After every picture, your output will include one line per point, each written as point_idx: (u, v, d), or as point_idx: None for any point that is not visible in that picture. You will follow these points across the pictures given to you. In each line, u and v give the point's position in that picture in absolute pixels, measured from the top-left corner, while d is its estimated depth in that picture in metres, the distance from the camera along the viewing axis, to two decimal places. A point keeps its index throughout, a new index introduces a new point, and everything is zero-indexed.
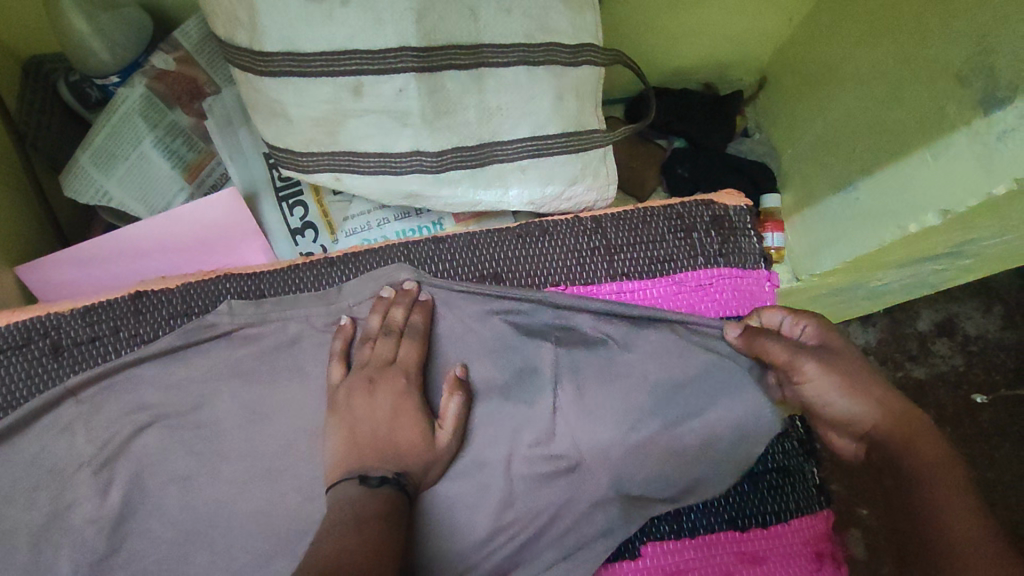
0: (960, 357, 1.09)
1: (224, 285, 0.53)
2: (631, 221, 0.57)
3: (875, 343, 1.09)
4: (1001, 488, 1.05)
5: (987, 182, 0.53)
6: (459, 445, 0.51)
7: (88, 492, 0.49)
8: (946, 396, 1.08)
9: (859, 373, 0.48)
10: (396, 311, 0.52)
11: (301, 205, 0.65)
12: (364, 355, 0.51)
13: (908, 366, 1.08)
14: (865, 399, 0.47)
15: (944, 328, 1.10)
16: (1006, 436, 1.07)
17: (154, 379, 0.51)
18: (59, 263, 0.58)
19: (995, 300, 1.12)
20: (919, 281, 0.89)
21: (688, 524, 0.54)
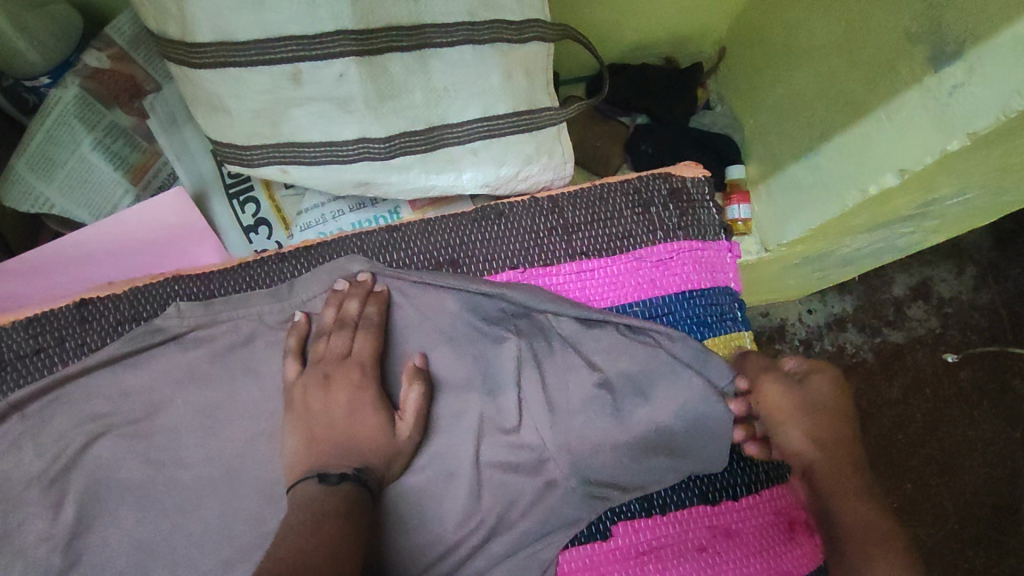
0: (936, 319, 1.10)
1: (174, 287, 0.52)
2: (587, 199, 0.56)
3: (852, 310, 1.09)
4: (981, 445, 1.06)
5: (942, 139, 0.53)
6: (422, 435, 0.50)
7: (40, 508, 0.47)
8: (924, 359, 1.09)
9: (795, 403, 0.53)
10: (350, 303, 0.51)
11: (252, 201, 0.63)
12: (319, 351, 0.50)
13: (885, 332, 1.09)
14: (803, 429, 0.53)
15: (920, 291, 1.11)
16: (983, 395, 1.08)
17: (103, 388, 0.49)
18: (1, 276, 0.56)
19: (968, 260, 1.12)
20: (888, 245, 0.89)
21: (660, 501, 0.53)
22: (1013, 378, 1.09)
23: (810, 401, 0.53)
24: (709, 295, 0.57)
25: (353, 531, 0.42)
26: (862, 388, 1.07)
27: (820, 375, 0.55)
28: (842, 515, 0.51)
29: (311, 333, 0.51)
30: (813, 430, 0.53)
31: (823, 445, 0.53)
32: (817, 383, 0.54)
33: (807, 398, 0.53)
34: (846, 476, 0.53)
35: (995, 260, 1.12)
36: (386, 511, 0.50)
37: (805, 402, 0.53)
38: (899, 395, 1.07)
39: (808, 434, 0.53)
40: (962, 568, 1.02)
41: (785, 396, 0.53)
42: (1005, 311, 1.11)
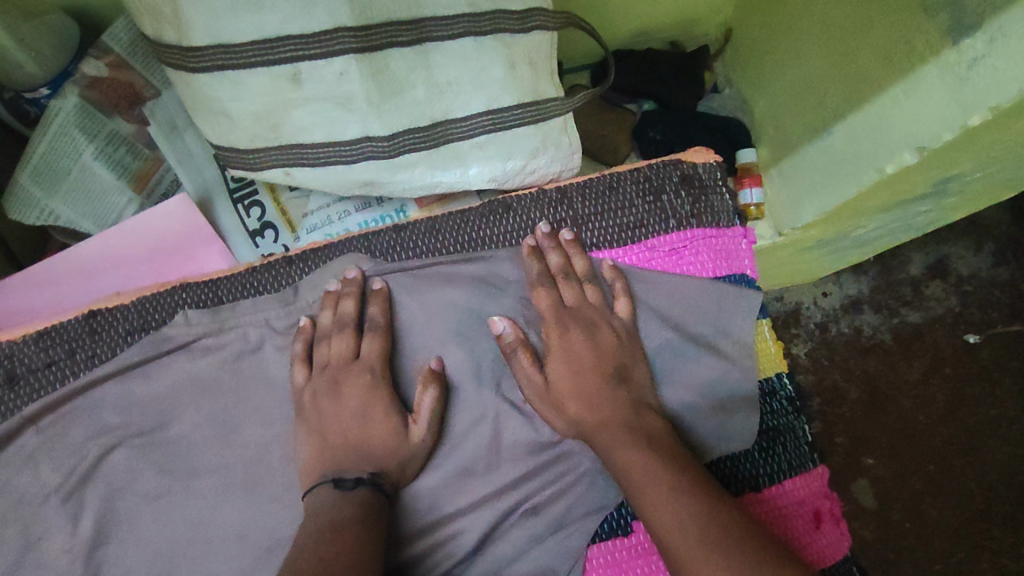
0: (955, 297, 1.08)
1: (182, 295, 0.51)
2: (597, 190, 0.55)
3: (869, 291, 1.07)
4: (1006, 424, 1.04)
5: (961, 114, 0.51)
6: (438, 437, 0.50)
7: (58, 522, 0.47)
8: (943, 338, 1.07)
9: (574, 339, 0.50)
10: (348, 303, 0.50)
11: (257, 205, 0.62)
12: (324, 355, 0.49)
13: (904, 312, 1.07)
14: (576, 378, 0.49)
15: (937, 269, 1.08)
16: (1006, 372, 1.06)
17: (117, 400, 0.49)
18: (17, 290, 0.56)
19: (986, 237, 1.10)
20: (904, 225, 0.87)
21: None
22: None
23: (570, 351, 0.50)
24: (729, 283, 0.55)
25: (372, 539, 0.42)
26: (880, 370, 1.05)
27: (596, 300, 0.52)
28: (620, 462, 0.46)
29: (317, 337, 0.50)
30: (597, 390, 0.49)
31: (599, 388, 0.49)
32: (591, 326, 0.51)
33: (573, 347, 0.50)
34: (625, 419, 0.48)
35: (1014, 235, 1.10)
36: (405, 514, 0.49)
37: (570, 354, 0.50)
38: (918, 375, 1.05)
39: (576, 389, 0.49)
40: (989, 549, 1.00)
41: (564, 346, 0.50)
42: None
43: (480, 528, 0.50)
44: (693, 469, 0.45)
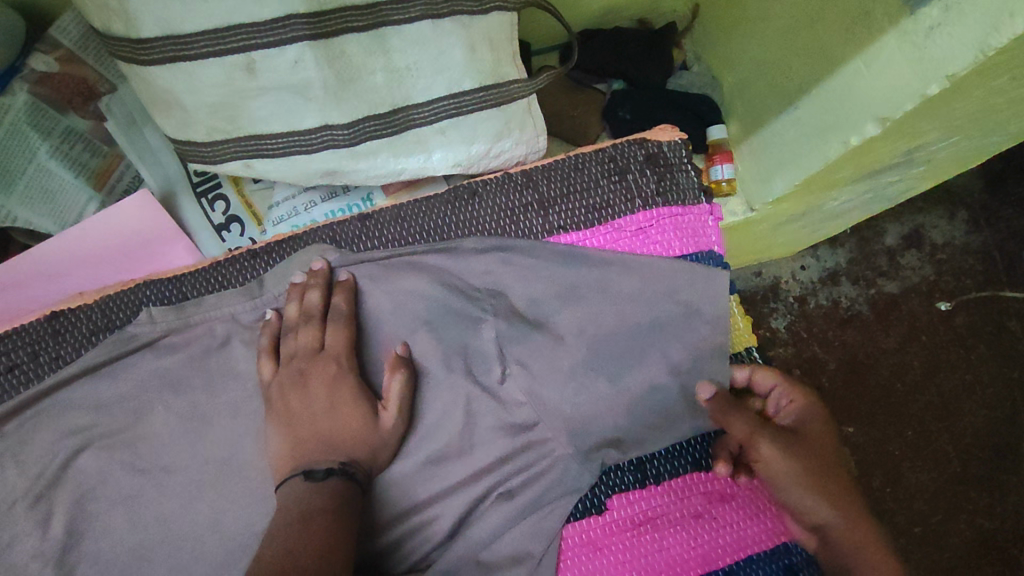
0: (930, 266, 1.09)
1: (145, 292, 0.50)
2: (562, 170, 0.54)
3: (845, 264, 1.08)
4: (981, 389, 1.07)
5: (921, 83, 0.52)
6: (409, 423, 0.50)
7: (28, 526, 0.47)
8: (919, 306, 1.08)
9: (804, 440, 0.51)
10: (312, 294, 0.49)
11: (222, 199, 0.62)
12: (290, 348, 0.49)
13: (880, 282, 1.08)
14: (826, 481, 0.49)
15: (912, 239, 1.10)
16: (980, 338, 1.08)
17: (83, 402, 0.49)
18: None
19: (959, 205, 1.11)
20: (876, 196, 0.88)
21: (652, 471, 0.53)
22: (1008, 318, 1.09)
23: (808, 448, 0.50)
24: (697, 261, 0.55)
25: (343, 527, 0.43)
26: (858, 341, 1.07)
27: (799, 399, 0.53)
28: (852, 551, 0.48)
29: (283, 331, 0.50)
30: (841, 496, 0.49)
31: (837, 494, 0.49)
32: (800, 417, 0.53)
33: (804, 449, 0.50)
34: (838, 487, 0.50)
35: (986, 203, 1.11)
36: (380, 502, 0.49)
37: (816, 454, 0.50)
38: (895, 344, 1.07)
39: (828, 496, 0.49)
40: (966, 510, 1.03)
41: (784, 460, 0.49)
42: (997, 254, 1.10)
43: (456, 513, 0.50)
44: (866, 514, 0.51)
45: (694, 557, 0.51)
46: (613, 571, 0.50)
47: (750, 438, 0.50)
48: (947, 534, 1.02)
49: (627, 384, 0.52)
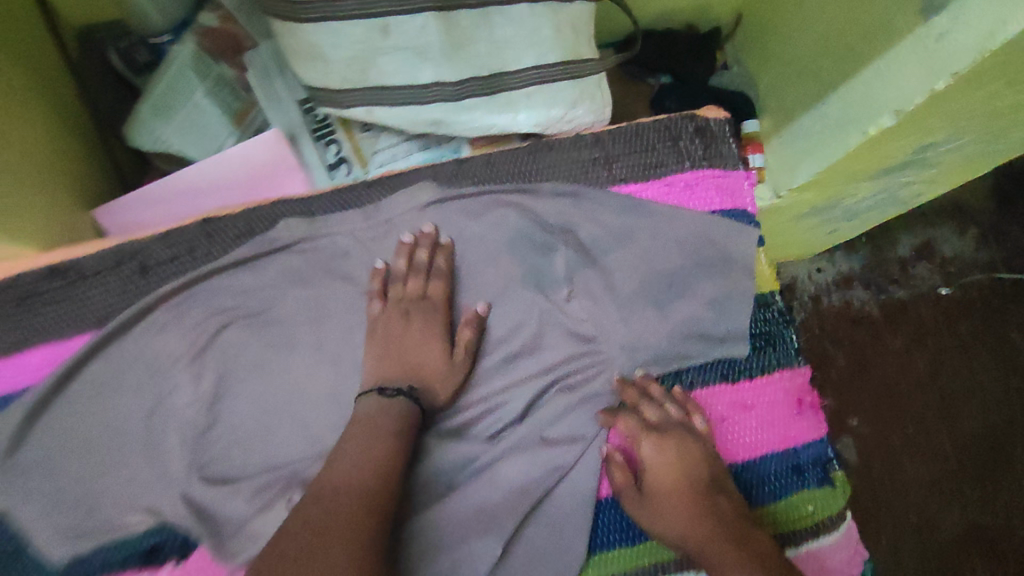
0: (938, 276, 1.20)
1: (282, 209, 0.63)
2: (625, 134, 0.66)
3: (860, 269, 1.20)
4: (980, 393, 1.16)
5: (932, 80, 0.61)
6: (469, 371, 0.60)
7: (185, 380, 0.59)
8: (926, 311, 1.19)
9: (670, 504, 0.55)
10: (420, 252, 0.61)
11: (334, 143, 0.73)
12: (399, 291, 0.60)
13: (891, 290, 1.19)
14: (704, 534, 0.53)
15: (923, 252, 1.21)
16: (982, 346, 1.18)
17: (231, 287, 0.60)
18: (129, 205, 0.69)
19: (970, 223, 1.23)
20: (889, 197, 0.99)
21: (688, 380, 0.62)
22: (1009, 331, 1.19)
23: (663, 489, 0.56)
24: (734, 216, 0.66)
25: (391, 458, 0.52)
26: (867, 338, 1.17)
27: (661, 467, 0.57)
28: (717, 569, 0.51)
29: (390, 278, 0.61)
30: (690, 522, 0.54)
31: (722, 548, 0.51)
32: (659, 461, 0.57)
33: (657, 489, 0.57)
34: (691, 519, 0.54)
35: (995, 223, 1.23)
36: (464, 386, 0.60)
37: (667, 494, 0.56)
38: (902, 346, 1.17)
39: (676, 522, 0.55)
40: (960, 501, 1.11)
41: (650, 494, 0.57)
42: (1004, 270, 1.21)
43: (524, 400, 0.60)
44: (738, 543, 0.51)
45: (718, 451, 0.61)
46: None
47: (629, 498, 0.57)
48: (943, 524, 1.10)
49: (672, 312, 0.62)
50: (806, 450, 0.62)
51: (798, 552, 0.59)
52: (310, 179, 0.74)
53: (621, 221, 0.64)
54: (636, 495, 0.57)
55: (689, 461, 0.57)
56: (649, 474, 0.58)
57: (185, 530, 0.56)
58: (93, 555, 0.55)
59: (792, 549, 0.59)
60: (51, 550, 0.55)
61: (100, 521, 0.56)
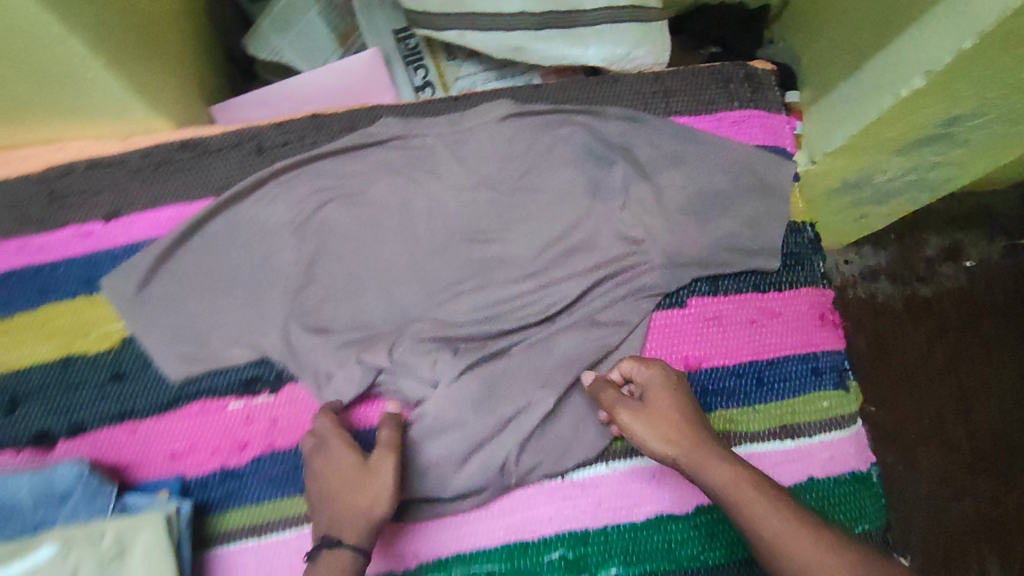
0: (963, 276, 1.26)
1: (381, 111, 0.73)
2: (682, 74, 0.76)
3: (886, 264, 1.25)
4: (998, 388, 1.20)
5: (962, 40, 0.69)
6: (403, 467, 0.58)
7: (287, 245, 0.68)
8: (950, 307, 1.24)
9: (662, 417, 0.58)
10: (322, 420, 0.60)
11: (423, 68, 0.83)
12: (321, 461, 0.58)
13: (916, 286, 1.25)
14: (691, 442, 0.57)
15: (951, 253, 1.27)
16: (1002, 345, 1.23)
17: (333, 171, 0.70)
18: (242, 105, 0.79)
19: (999, 230, 1.28)
20: (919, 179, 1.03)
21: (723, 287, 0.70)
22: None
23: (656, 411, 0.59)
24: (775, 151, 0.73)
25: None
26: (890, 328, 1.22)
27: (656, 387, 0.61)
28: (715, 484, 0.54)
29: (323, 432, 0.60)
30: (682, 438, 0.57)
31: (713, 460, 0.56)
32: (654, 390, 0.60)
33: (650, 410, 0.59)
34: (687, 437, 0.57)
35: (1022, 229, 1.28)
36: (526, 273, 0.69)
37: (661, 413, 0.59)
38: (923, 338, 1.22)
39: (668, 439, 0.57)
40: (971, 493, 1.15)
41: (641, 416, 0.59)
42: None
43: (578, 289, 0.68)
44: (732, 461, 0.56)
45: (748, 347, 0.69)
46: (686, 347, 0.68)
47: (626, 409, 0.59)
48: (950, 510, 1.14)
49: (714, 226, 0.70)
50: (824, 358, 0.70)
51: (795, 444, 0.66)
52: (395, 92, 0.82)
53: (675, 145, 0.72)
54: (630, 414, 0.59)
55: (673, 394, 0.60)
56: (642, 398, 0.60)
57: (280, 365, 0.65)
58: (201, 378, 0.65)
59: (789, 441, 0.66)
60: (168, 370, 0.64)
61: (209, 353, 0.65)
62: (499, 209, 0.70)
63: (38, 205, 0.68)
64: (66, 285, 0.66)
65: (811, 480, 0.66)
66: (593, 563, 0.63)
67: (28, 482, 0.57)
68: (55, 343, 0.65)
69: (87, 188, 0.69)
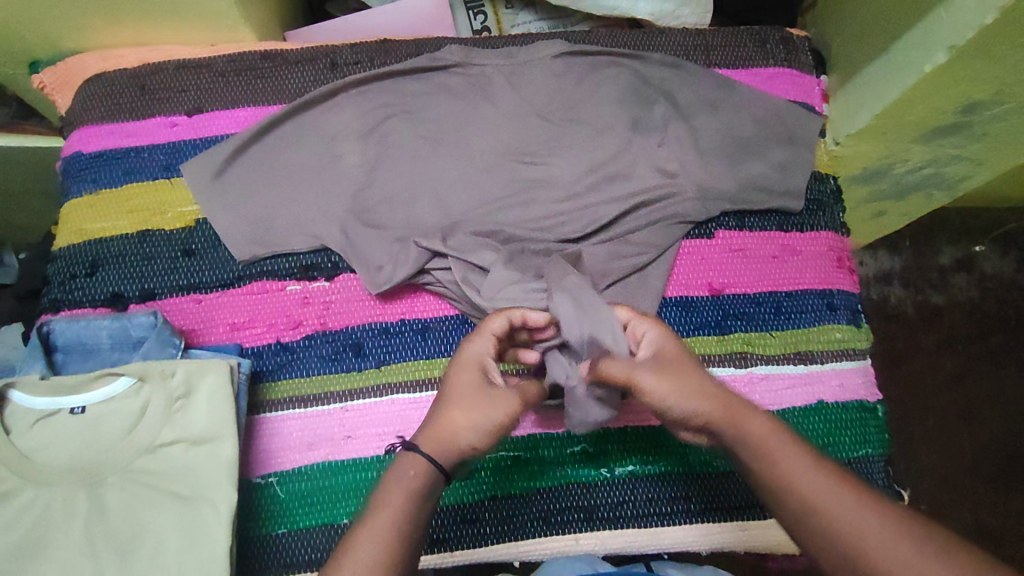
0: (976, 290, 1.28)
1: (446, 41, 0.80)
2: (723, 31, 0.82)
3: (900, 269, 1.28)
4: (1004, 401, 1.22)
5: (981, 14, 0.66)
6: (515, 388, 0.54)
7: (350, 149, 0.74)
8: (961, 319, 1.26)
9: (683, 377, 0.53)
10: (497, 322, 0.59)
11: (483, 13, 0.90)
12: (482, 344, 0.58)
13: (929, 293, 1.27)
14: (720, 393, 0.53)
15: (964, 264, 1.29)
16: (1011, 359, 1.24)
17: (397, 89, 0.76)
18: (315, 31, 0.85)
19: (1014, 247, 1.30)
20: (936, 178, 0.96)
21: (749, 224, 0.76)
22: None
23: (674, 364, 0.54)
24: (805, 105, 0.80)
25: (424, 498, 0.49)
26: (899, 333, 1.25)
27: (662, 343, 0.56)
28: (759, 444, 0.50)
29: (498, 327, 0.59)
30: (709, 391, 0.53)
31: (748, 422, 0.51)
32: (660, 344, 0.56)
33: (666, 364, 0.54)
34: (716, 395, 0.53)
35: None
36: (566, 195, 0.73)
37: (679, 367, 0.54)
38: (933, 345, 1.24)
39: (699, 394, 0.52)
40: (971, 500, 1.16)
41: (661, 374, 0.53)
42: None
43: (614, 211, 0.73)
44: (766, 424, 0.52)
45: (768, 279, 0.74)
46: (711, 273, 0.74)
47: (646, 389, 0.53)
48: (949, 516, 1.15)
49: (744, 168, 0.75)
50: (839, 295, 0.75)
51: (809, 369, 0.72)
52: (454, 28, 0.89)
53: (712, 92, 0.77)
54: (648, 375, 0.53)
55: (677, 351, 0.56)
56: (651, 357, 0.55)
57: (338, 256, 0.71)
58: (265, 260, 0.71)
59: (802, 365, 0.72)
60: (234, 249, 0.70)
61: (272, 238, 0.70)
62: (544, 135, 0.75)
63: (129, 96, 0.75)
64: (149, 169, 0.73)
65: (821, 404, 0.71)
66: (610, 459, 0.68)
67: (108, 323, 0.63)
68: (134, 218, 0.72)
69: (174, 86, 0.75)
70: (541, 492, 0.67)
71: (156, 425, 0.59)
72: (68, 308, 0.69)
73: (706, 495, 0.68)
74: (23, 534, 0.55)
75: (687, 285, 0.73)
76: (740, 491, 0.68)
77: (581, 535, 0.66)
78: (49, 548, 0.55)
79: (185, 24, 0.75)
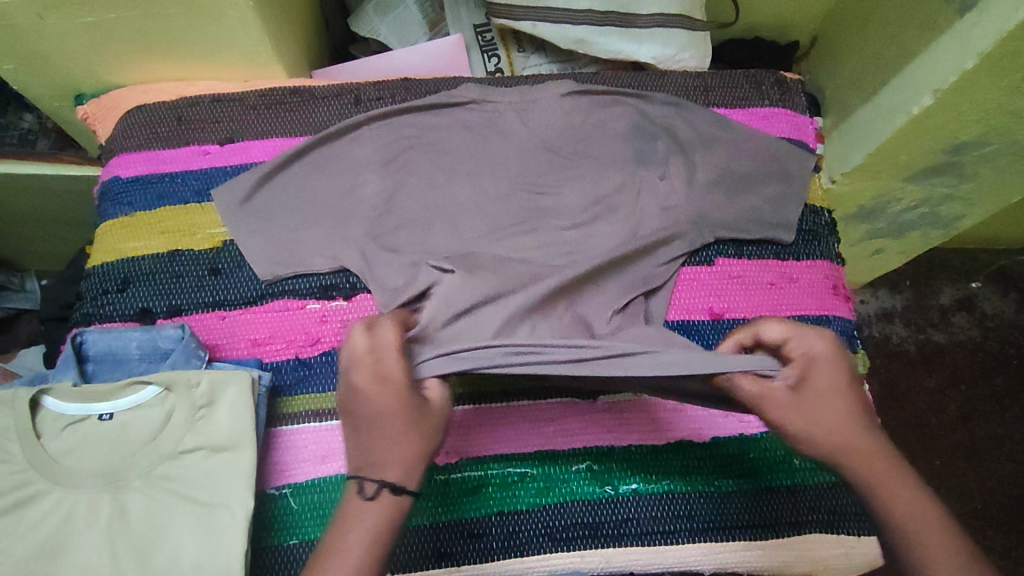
0: (977, 329, 1.29)
1: (463, 80, 0.86)
2: (721, 74, 0.88)
3: (901, 308, 1.30)
4: (1011, 443, 1.21)
5: (963, 60, 0.70)
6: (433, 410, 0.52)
7: (370, 179, 0.78)
8: (963, 358, 1.27)
9: (826, 409, 0.51)
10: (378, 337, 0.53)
11: (496, 57, 0.96)
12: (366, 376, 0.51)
13: (929, 331, 1.29)
14: (870, 443, 0.51)
15: (964, 304, 1.31)
16: (1016, 400, 1.24)
17: (415, 123, 0.81)
18: (338, 70, 0.91)
19: (1013, 287, 1.33)
20: (931, 216, 0.99)
21: (747, 253, 0.79)
22: None
23: (822, 396, 0.52)
24: (799, 143, 0.85)
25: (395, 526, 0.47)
26: (902, 372, 1.26)
27: (824, 366, 0.53)
28: (895, 508, 0.49)
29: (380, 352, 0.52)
30: (857, 435, 0.51)
31: (893, 475, 0.50)
32: (814, 364, 0.53)
33: (813, 396, 0.52)
34: (863, 441, 0.51)
35: None
36: (573, 223, 0.77)
37: (823, 395, 0.52)
38: (936, 385, 1.25)
39: (852, 433, 0.51)
40: (982, 543, 1.15)
41: (824, 412, 0.51)
42: None
43: (617, 239, 0.76)
44: (909, 476, 0.50)
45: (766, 305, 0.78)
46: (711, 298, 0.77)
47: (770, 401, 0.52)
48: None
49: (742, 201, 0.79)
50: (836, 321, 0.78)
51: None
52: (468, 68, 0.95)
53: (711, 129, 0.82)
54: (793, 398, 0.52)
55: (832, 376, 0.52)
56: (807, 375, 0.53)
57: (357, 277, 0.75)
58: (288, 280, 0.74)
59: None
60: (259, 269, 0.74)
61: (295, 259, 0.74)
62: (553, 168, 0.80)
63: (167, 126, 0.80)
64: (182, 193, 0.78)
65: None
66: (615, 477, 0.70)
67: (139, 336, 0.67)
68: (166, 238, 0.76)
69: (209, 117, 0.81)
70: (548, 508, 0.68)
71: (179, 432, 0.61)
72: (99, 322, 0.73)
73: (709, 515, 0.69)
74: (46, 536, 0.58)
75: (688, 310, 0.77)
76: (741, 511, 0.70)
77: (588, 552, 0.67)
78: (70, 551, 0.58)
79: (223, 62, 0.82)
